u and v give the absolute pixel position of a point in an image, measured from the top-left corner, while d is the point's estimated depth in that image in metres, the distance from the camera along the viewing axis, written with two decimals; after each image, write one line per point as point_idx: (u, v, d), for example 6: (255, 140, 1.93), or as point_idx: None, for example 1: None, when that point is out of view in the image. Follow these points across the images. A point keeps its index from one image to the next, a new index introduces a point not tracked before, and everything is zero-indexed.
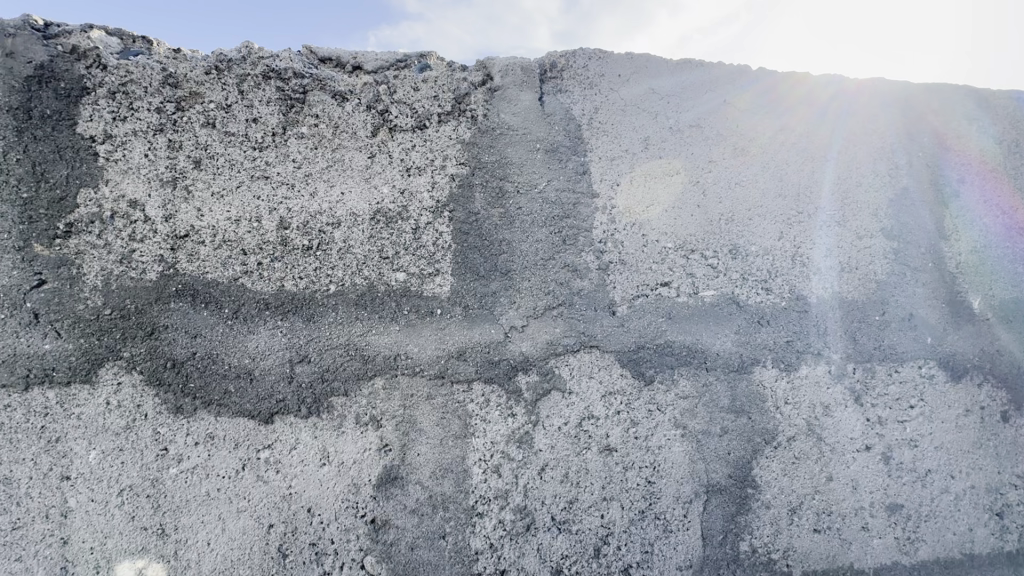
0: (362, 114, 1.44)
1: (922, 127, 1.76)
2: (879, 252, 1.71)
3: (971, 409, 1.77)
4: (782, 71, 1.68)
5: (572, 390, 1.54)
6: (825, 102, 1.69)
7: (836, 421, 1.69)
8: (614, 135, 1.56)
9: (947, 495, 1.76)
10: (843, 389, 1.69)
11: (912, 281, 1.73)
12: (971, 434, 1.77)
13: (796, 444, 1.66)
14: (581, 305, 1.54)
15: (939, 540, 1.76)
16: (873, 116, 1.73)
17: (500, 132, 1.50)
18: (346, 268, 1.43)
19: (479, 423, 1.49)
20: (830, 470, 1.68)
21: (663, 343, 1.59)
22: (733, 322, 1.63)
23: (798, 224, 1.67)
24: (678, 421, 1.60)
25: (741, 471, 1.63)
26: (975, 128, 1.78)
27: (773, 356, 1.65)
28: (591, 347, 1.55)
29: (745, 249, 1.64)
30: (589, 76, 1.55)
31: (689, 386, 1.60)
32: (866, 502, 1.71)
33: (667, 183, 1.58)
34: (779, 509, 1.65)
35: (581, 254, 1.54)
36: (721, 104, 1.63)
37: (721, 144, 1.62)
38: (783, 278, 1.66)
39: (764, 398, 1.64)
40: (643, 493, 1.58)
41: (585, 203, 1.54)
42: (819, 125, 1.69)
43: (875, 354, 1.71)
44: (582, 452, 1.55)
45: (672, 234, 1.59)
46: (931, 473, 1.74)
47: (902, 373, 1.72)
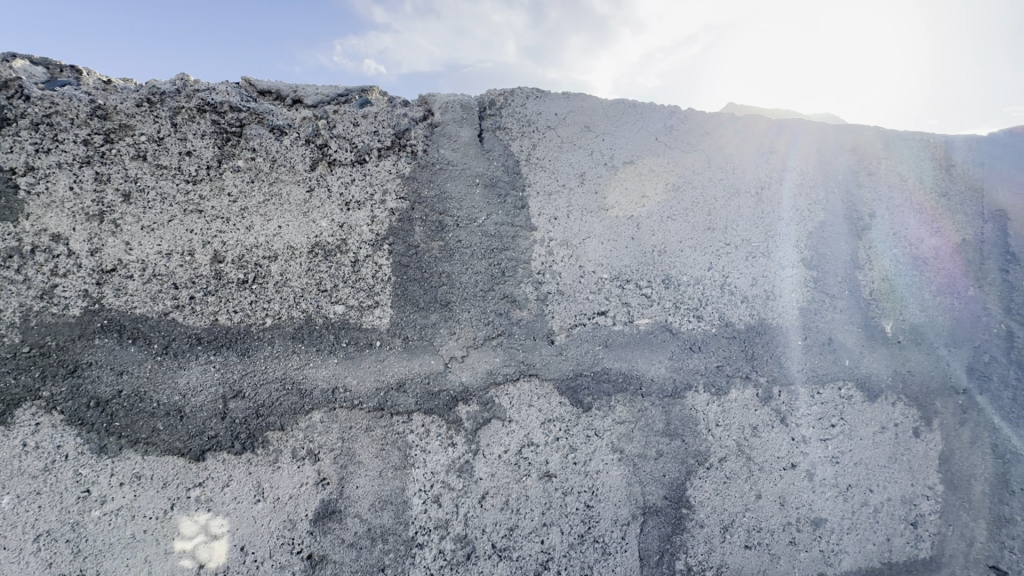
0: (301, 148, 1.44)
1: (839, 165, 1.89)
2: (800, 282, 1.83)
3: (886, 426, 1.90)
4: (707, 113, 1.78)
5: (512, 418, 1.58)
6: (748, 142, 1.80)
7: (763, 441, 1.78)
8: (551, 171, 1.62)
9: (866, 508, 1.88)
10: (770, 411, 1.79)
11: (831, 309, 1.86)
12: (886, 450, 1.90)
13: (726, 464, 1.74)
14: (520, 334, 1.58)
15: (859, 550, 1.87)
16: (794, 156, 1.85)
17: (439, 167, 1.53)
18: (283, 302, 1.43)
19: (419, 454, 1.51)
20: (759, 488, 1.77)
21: (600, 370, 1.64)
22: (667, 349, 1.70)
23: (726, 255, 1.77)
24: (615, 446, 1.65)
25: (676, 492, 1.70)
26: (884, 167, 1.93)
27: (704, 380, 1.73)
28: (530, 376, 1.59)
29: (677, 279, 1.72)
30: (527, 114, 1.61)
31: (625, 412, 1.66)
32: (793, 517, 1.80)
33: (603, 217, 1.65)
34: (712, 528, 1.73)
35: (519, 286, 1.58)
36: (652, 143, 1.71)
37: (653, 180, 1.70)
38: (713, 305, 1.75)
39: (696, 421, 1.72)
40: (582, 518, 1.63)
41: (524, 236, 1.59)
42: (744, 162, 1.80)
43: (799, 377, 1.82)
44: (522, 479, 1.58)
45: (607, 265, 1.66)
46: (852, 488, 1.86)
47: (824, 394, 1.84)
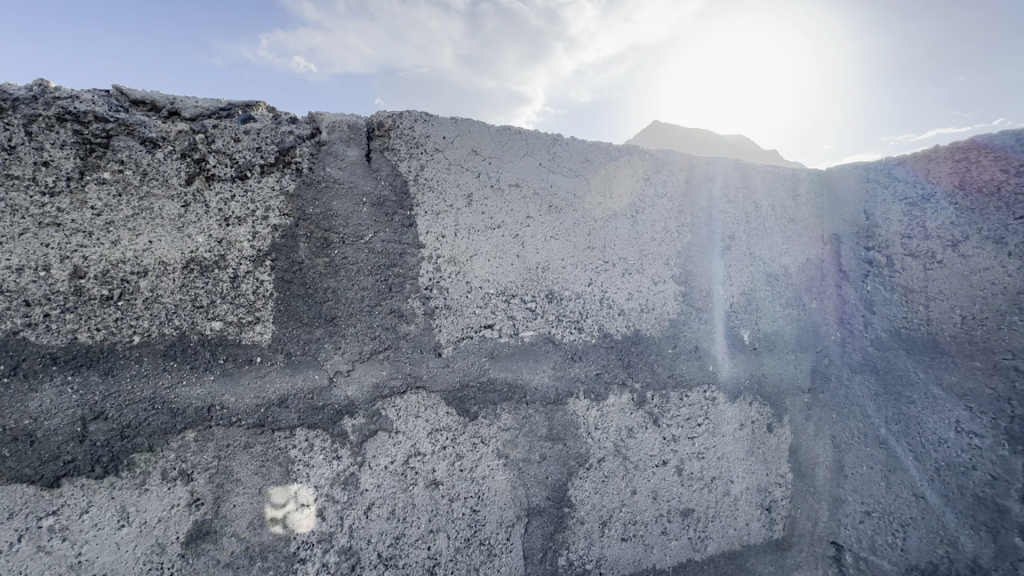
0: (175, 162, 1.42)
1: (703, 192, 2.12)
2: (670, 296, 2.04)
3: (744, 424, 2.15)
4: (589, 142, 1.94)
5: (399, 429, 1.63)
6: (624, 169, 1.98)
7: (638, 441, 1.96)
8: (439, 191, 1.70)
9: (728, 497, 2.12)
10: (644, 413, 1.97)
11: (697, 320, 2.08)
12: (745, 444, 2.15)
13: (605, 464, 1.90)
14: (407, 348, 1.64)
15: (722, 535, 2.11)
16: (664, 183, 2.05)
17: (325, 185, 1.56)
18: (153, 318, 1.39)
19: (302, 469, 1.52)
20: (634, 484, 1.95)
21: (486, 380, 1.74)
22: (550, 359, 1.83)
23: (605, 271, 1.94)
24: (501, 452, 1.75)
25: (559, 492, 1.83)
26: (742, 195, 2.19)
27: (585, 387, 1.88)
28: (417, 388, 1.65)
29: (560, 294, 1.86)
30: (415, 137, 1.67)
31: (510, 419, 1.77)
32: (664, 509, 2.00)
33: (489, 235, 1.76)
34: (592, 524, 1.87)
35: (406, 301, 1.65)
36: (536, 167, 1.84)
37: (537, 202, 1.84)
38: (593, 318, 1.91)
39: (577, 425, 1.86)
40: (468, 522, 1.71)
41: (411, 253, 1.65)
42: (621, 187, 1.97)
43: (669, 382, 2.02)
44: (408, 488, 1.63)
45: (493, 281, 1.76)
46: (715, 480, 2.09)
47: (690, 397, 2.05)
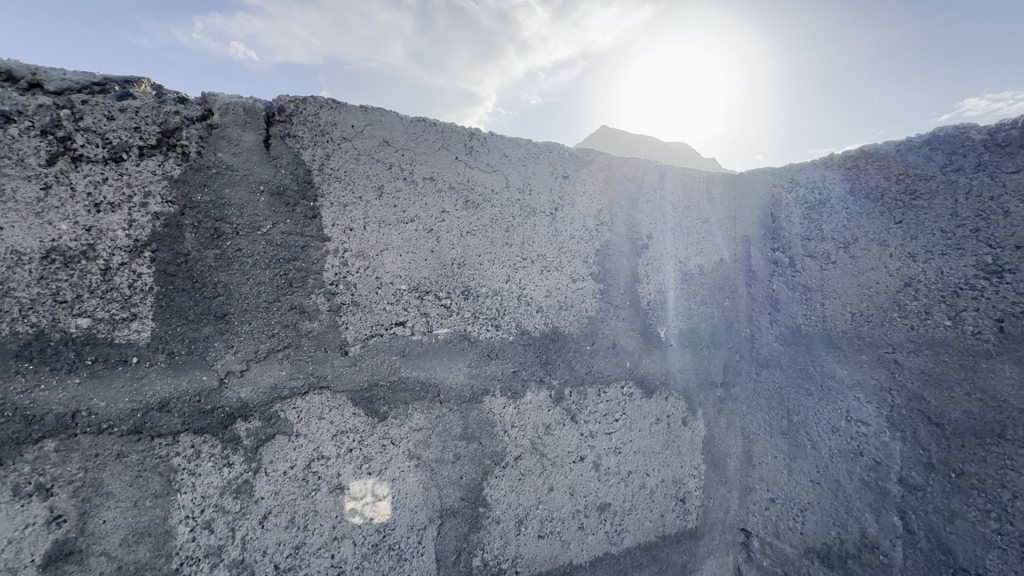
0: (34, 139, 1.25)
1: (622, 192, 2.16)
2: (589, 293, 2.06)
3: (660, 418, 2.22)
4: (509, 138, 1.92)
5: (299, 433, 1.54)
6: (544, 167, 1.98)
7: (556, 438, 1.97)
8: (347, 182, 1.63)
9: (644, 490, 2.17)
10: (562, 410, 1.98)
11: (615, 317, 2.12)
12: (660, 438, 2.22)
13: (521, 462, 1.89)
14: (309, 346, 1.56)
15: (638, 528, 2.15)
16: (583, 182, 2.07)
17: (215, 171, 1.45)
18: (3, 315, 1.21)
19: (186, 478, 1.39)
20: (551, 481, 1.95)
21: (397, 380, 1.68)
22: (465, 357, 1.80)
23: (523, 268, 1.93)
24: (412, 453, 1.70)
25: (473, 492, 1.80)
26: (660, 196, 2.25)
27: (501, 385, 1.86)
28: (320, 389, 1.57)
29: (476, 291, 1.84)
30: (321, 124, 1.59)
31: (423, 419, 1.72)
32: (581, 504, 2.02)
33: (401, 230, 1.71)
34: (508, 523, 1.86)
35: (309, 296, 1.56)
36: (453, 161, 1.80)
37: (452, 197, 1.80)
38: (510, 315, 1.90)
39: (493, 423, 1.84)
40: (377, 527, 1.64)
41: (315, 247, 1.57)
42: (540, 184, 1.97)
43: (587, 378, 2.04)
44: (310, 494, 1.55)
45: (406, 277, 1.71)
46: (632, 473, 2.14)
47: (608, 393, 2.09)
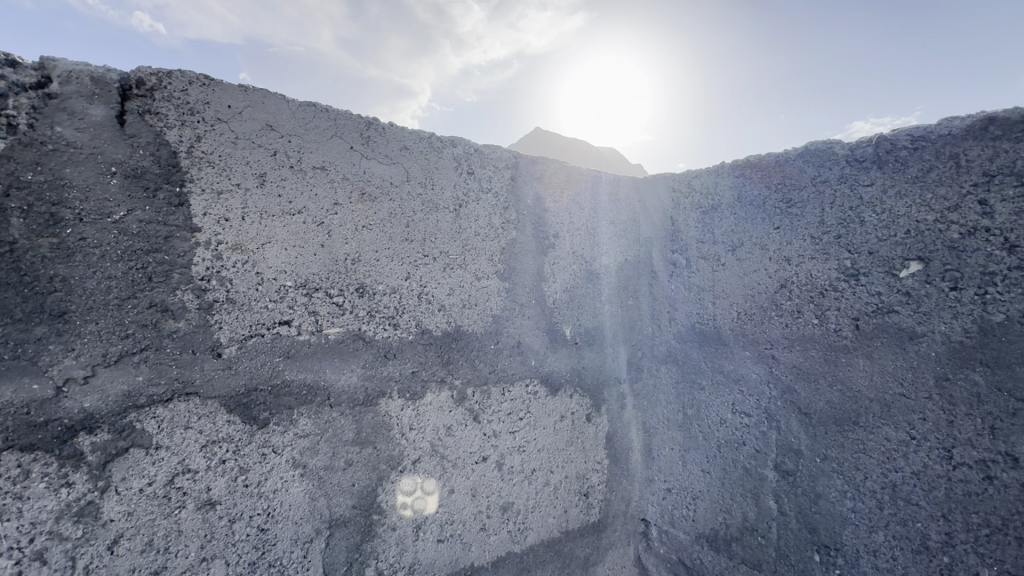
0: None
1: (529, 190, 2.16)
2: (494, 291, 2.05)
3: (564, 415, 2.26)
4: (410, 130, 1.85)
5: (160, 445, 1.38)
6: (448, 161, 1.93)
7: (457, 439, 1.93)
8: (222, 167, 1.48)
9: (547, 487, 2.20)
10: (463, 410, 1.95)
11: (520, 315, 2.12)
12: (564, 434, 2.26)
13: (420, 466, 1.84)
14: (172, 348, 1.40)
15: (541, 525, 2.18)
16: (489, 179, 2.05)
17: (52, 148, 1.25)
18: None
19: (10, 504, 1.18)
20: (452, 483, 1.91)
21: (280, 383, 1.56)
22: (359, 358, 1.72)
23: (424, 265, 1.87)
24: (297, 461, 1.59)
25: (366, 499, 1.72)
26: (567, 196, 2.28)
27: (399, 386, 1.79)
28: (187, 396, 1.42)
29: (372, 288, 1.75)
30: (189, 102, 1.44)
31: (310, 424, 1.61)
32: (483, 505, 2.00)
33: (287, 222, 1.59)
34: (405, 529, 1.80)
35: (174, 293, 1.40)
36: (347, 149, 1.70)
37: (347, 188, 1.70)
38: (410, 314, 1.83)
39: (389, 426, 1.77)
40: (255, 543, 1.52)
41: (181, 237, 1.42)
42: (443, 179, 1.92)
43: (491, 377, 2.03)
44: (173, 513, 1.39)
45: (292, 273, 1.59)
46: (535, 471, 2.16)
47: (512, 392, 2.09)
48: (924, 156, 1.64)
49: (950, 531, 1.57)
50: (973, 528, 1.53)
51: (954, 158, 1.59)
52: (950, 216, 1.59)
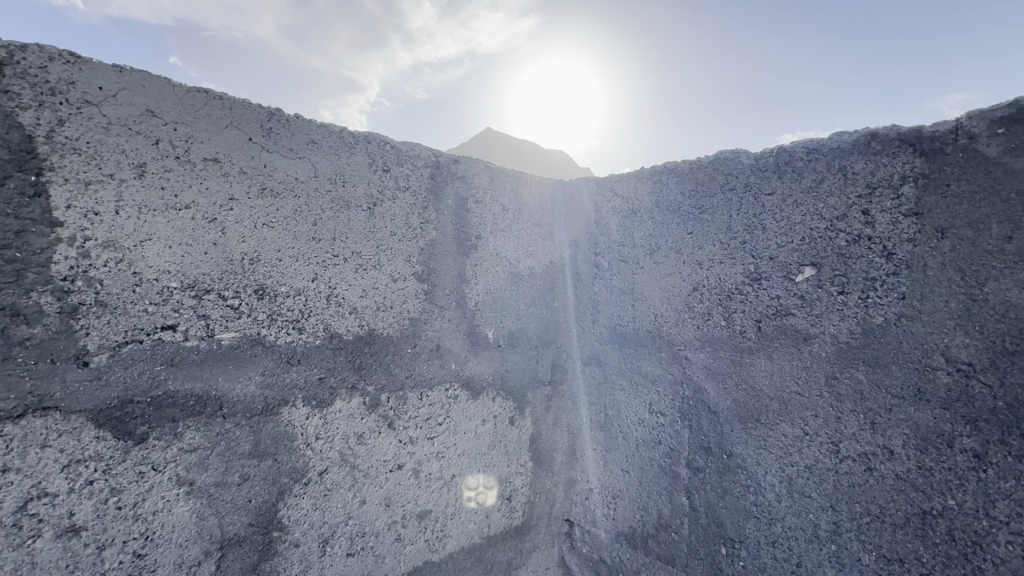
0: None
1: (451, 190, 2.12)
2: (412, 293, 1.98)
3: (486, 419, 2.23)
4: (319, 123, 1.75)
5: (9, 468, 1.21)
6: (361, 157, 1.85)
7: (369, 448, 1.85)
8: (92, 155, 1.33)
9: (468, 493, 2.16)
10: (377, 417, 1.87)
11: (440, 317, 2.07)
12: (486, 438, 2.23)
13: (327, 477, 1.74)
14: (26, 358, 1.24)
15: (462, 531, 2.14)
16: (407, 177, 1.98)
17: None
18: None
19: None
20: (364, 494, 1.83)
21: (161, 394, 1.43)
22: (258, 365, 1.60)
23: (333, 266, 1.77)
24: (183, 479, 1.46)
25: (266, 515, 1.61)
26: (491, 196, 2.26)
27: (304, 394, 1.69)
28: (45, 411, 1.26)
29: (273, 290, 1.64)
30: (50, 80, 1.28)
31: (198, 437, 1.48)
32: (399, 515, 1.93)
33: (172, 217, 1.45)
34: (310, 544, 1.70)
35: (28, 295, 1.25)
36: (244, 140, 1.58)
37: (244, 182, 1.58)
38: (317, 317, 1.74)
39: (292, 437, 1.67)
40: (129, 571, 1.38)
41: (37, 232, 1.26)
42: (356, 176, 1.83)
43: (408, 382, 1.96)
44: (26, 543, 1.23)
45: (177, 273, 1.46)
46: (455, 477, 2.12)
47: (431, 396, 2.03)
48: (817, 167, 1.74)
49: (836, 521, 1.67)
50: (856, 517, 1.63)
51: (842, 170, 1.69)
52: (839, 224, 1.69)
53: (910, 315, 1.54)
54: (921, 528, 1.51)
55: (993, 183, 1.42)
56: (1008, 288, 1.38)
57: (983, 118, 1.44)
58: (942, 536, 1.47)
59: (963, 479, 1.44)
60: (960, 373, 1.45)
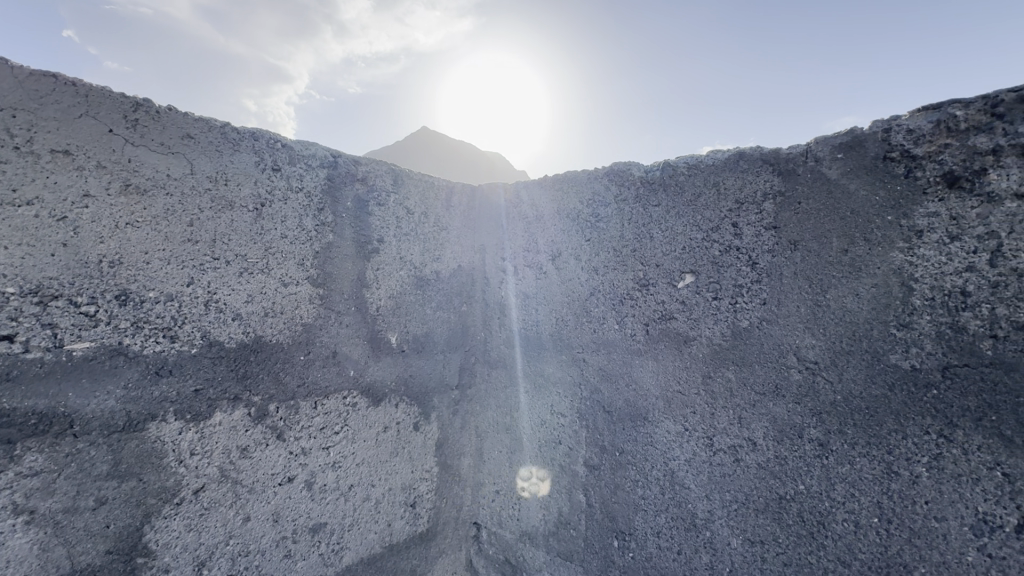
0: None
1: (350, 192, 2.06)
2: (305, 298, 1.91)
3: (388, 426, 2.19)
4: (196, 116, 1.64)
5: None
6: (247, 155, 1.75)
7: (255, 461, 1.75)
8: None
9: (368, 502, 2.11)
10: (264, 429, 1.78)
11: (337, 323, 2.01)
12: (388, 446, 2.19)
13: (204, 495, 1.63)
14: None
15: (361, 543, 2.08)
16: (301, 177, 1.90)
17: None
18: None
19: None
20: (247, 511, 1.74)
21: None
22: (120, 377, 1.47)
23: (213, 269, 1.66)
24: (21, 507, 1.30)
25: (127, 541, 1.48)
26: (395, 199, 2.22)
27: (176, 407, 1.58)
28: None
29: (139, 295, 1.51)
30: None
31: (42, 460, 1.33)
32: (288, 530, 1.85)
33: (9, 214, 1.30)
34: (183, 569, 1.59)
35: None
36: (104, 131, 1.45)
37: (103, 177, 1.44)
38: (193, 324, 1.62)
39: (161, 454, 1.54)
40: None
41: None
42: (240, 174, 1.73)
43: (300, 391, 1.88)
44: None
45: (16, 277, 1.30)
46: (353, 487, 2.06)
47: (327, 405, 1.96)
48: (695, 182, 1.87)
49: (710, 510, 1.81)
50: (727, 505, 1.77)
51: (716, 186, 1.83)
52: (713, 235, 1.83)
53: (770, 319, 1.71)
54: (777, 512, 1.67)
55: (834, 202, 1.60)
56: (845, 294, 1.57)
57: (827, 144, 1.62)
58: (794, 518, 1.64)
59: (811, 466, 1.61)
60: (808, 371, 1.63)
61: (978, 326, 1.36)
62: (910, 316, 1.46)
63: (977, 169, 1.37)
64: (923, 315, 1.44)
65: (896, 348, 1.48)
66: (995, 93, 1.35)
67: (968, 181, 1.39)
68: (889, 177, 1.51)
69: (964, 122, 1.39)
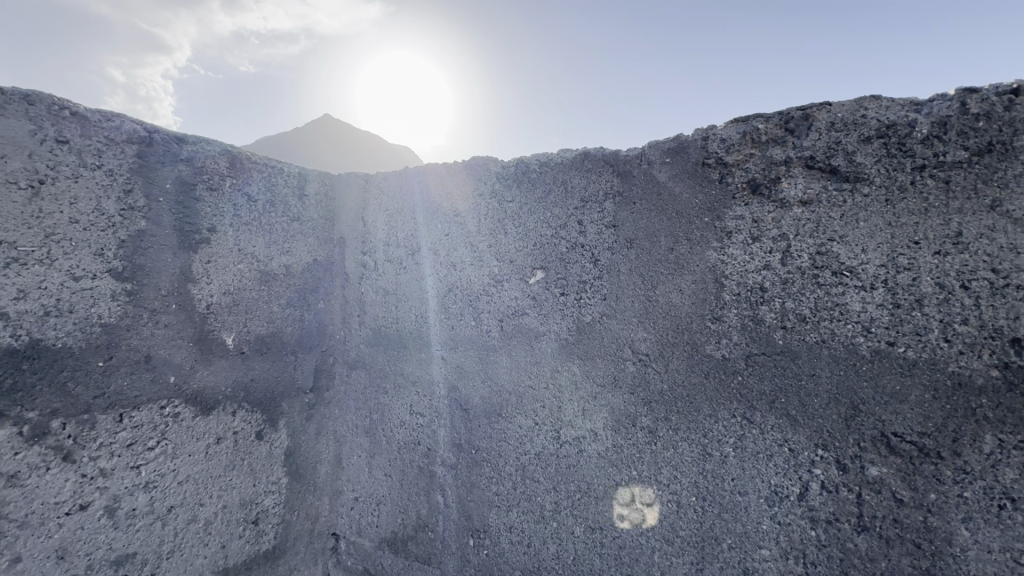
0: None
1: (172, 173, 1.81)
2: (105, 294, 1.63)
3: (223, 436, 1.97)
4: None
5: None
6: (16, 122, 1.46)
7: (29, 489, 1.46)
8: None
9: (195, 524, 1.88)
10: (43, 451, 1.49)
11: (152, 323, 1.75)
12: (222, 459, 1.96)
13: None
14: None
15: (184, 570, 1.84)
16: (100, 152, 1.62)
17: None
18: None
19: None
20: (17, 550, 1.45)
21: None
22: None
23: None
24: None
25: None
26: (233, 184, 2.00)
27: None
28: None
29: None
30: None
31: None
32: (81, 567, 1.58)
33: None
34: None
35: None
36: None
37: None
38: None
39: None
40: None
41: None
42: (6, 144, 1.44)
43: (97, 403, 1.61)
44: None
45: None
46: (175, 509, 1.81)
47: (137, 417, 1.71)
48: (546, 180, 1.90)
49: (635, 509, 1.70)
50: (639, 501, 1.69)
51: (564, 184, 1.87)
52: (561, 232, 1.87)
53: (609, 314, 1.78)
54: (638, 506, 1.70)
55: (662, 203, 1.70)
56: (671, 291, 1.67)
57: (658, 148, 1.71)
58: (652, 509, 1.67)
59: (642, 452, 1.70)
60: (641, 363, 1.72)
61: (772, 318, 1.51)
62: (721, 309, 1.59)
63: (773, 177, 1.52)
64: (731, 309, 1.58)
65: (711, 339, 1.61)
66: (787, 110, 1.51)
67: (766, 188, 1.54)
68: (707, 182, 1.63)
69: (763, 134, 1.54)
